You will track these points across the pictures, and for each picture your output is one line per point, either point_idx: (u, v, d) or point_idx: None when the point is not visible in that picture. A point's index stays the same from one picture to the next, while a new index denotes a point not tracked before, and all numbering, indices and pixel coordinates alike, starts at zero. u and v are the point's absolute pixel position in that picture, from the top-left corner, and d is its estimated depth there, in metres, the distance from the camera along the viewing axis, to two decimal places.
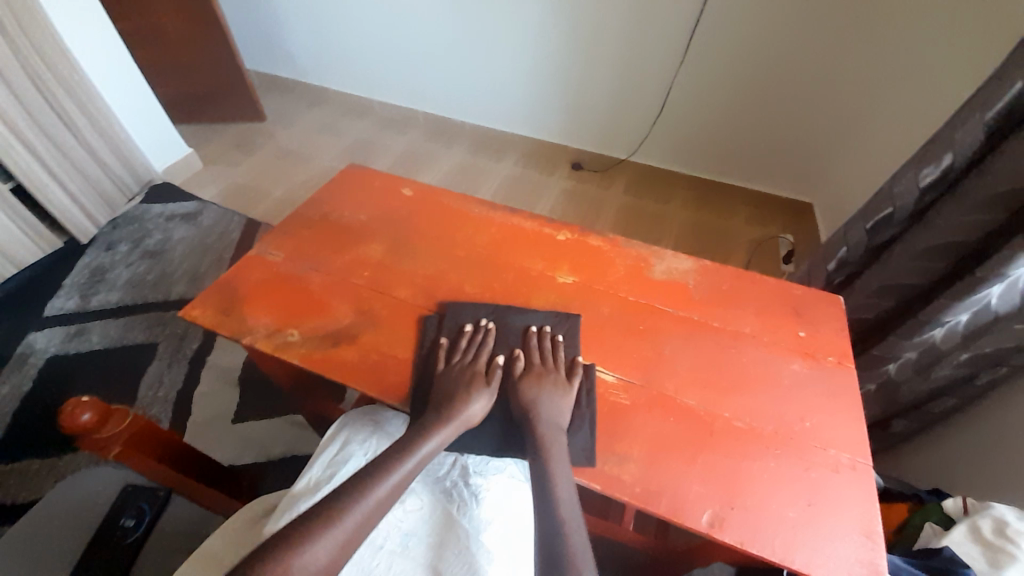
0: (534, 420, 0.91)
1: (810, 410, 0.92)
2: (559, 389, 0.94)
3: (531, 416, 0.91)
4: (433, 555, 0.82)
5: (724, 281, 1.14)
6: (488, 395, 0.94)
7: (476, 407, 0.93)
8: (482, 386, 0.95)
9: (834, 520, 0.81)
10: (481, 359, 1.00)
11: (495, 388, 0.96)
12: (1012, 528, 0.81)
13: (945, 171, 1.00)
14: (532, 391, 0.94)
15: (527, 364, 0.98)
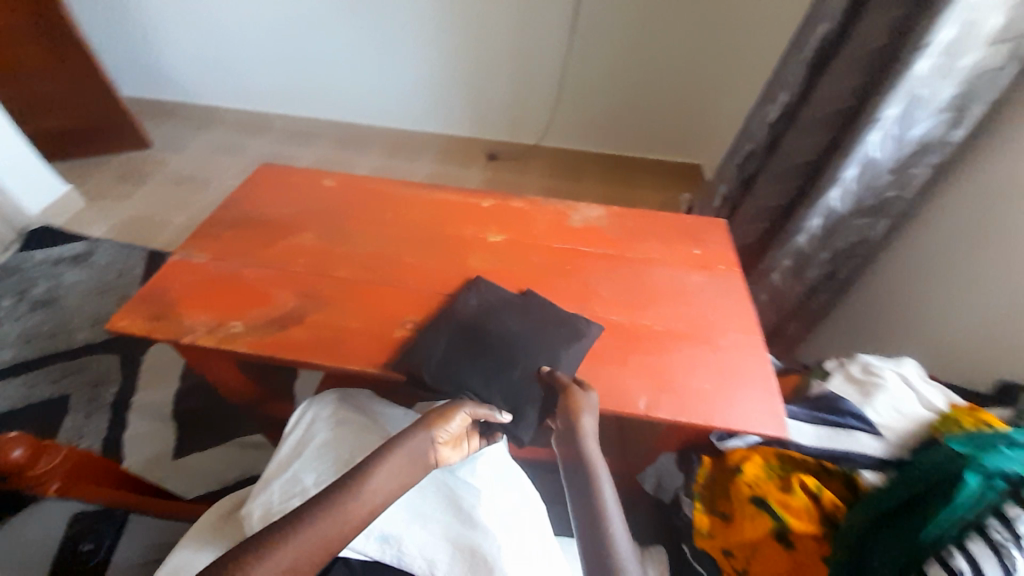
0: (586, 453, 0.71)
1: (713, 306, 0.95)
2: (591, 414, 0.75)
3: (583, 449, 0.71)
4: (419, 500, 0.73)
5: (631, 219, 1.14)
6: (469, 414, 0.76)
7: (454, 425, 0.74)
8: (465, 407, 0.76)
9: (741, 383, 0.84)
10: (485, 385, 0.81)
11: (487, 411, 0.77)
12: (875, 368, 0.90)
13: (785, 106, 1.31)
14: (586, 422, 0.74)
15: (570, 387, 0.77)
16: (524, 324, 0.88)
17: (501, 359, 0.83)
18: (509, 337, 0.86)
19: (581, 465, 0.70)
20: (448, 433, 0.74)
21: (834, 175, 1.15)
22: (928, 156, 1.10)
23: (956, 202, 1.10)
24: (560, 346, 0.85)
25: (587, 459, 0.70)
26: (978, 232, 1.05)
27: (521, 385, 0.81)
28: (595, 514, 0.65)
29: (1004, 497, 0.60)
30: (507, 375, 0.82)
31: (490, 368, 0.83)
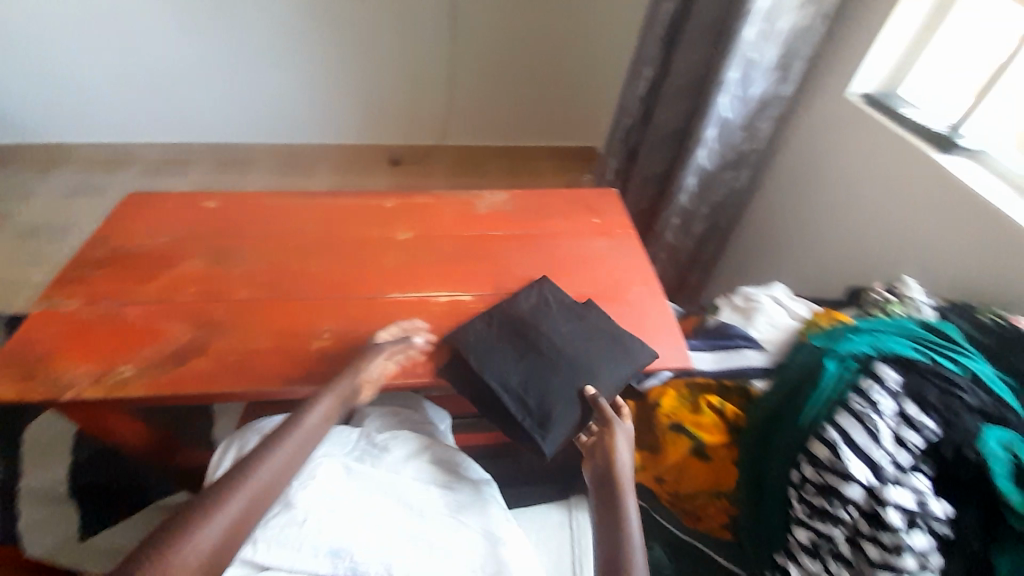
0: (619, 481, 0.70)
1: (616, 267, 1.03)
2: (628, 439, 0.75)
3: (617, 477, 0.71)
4: (363, 507, 0.71)
5: (533, 200, 1.19)
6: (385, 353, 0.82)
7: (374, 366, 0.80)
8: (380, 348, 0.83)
9: (649, 329, 0.93)
10: (521, 391, 0.79)
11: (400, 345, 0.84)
12: (753, 296, 1.02)
13: (651, 80, 1.45)
14: (620, 449, 0.73)
15: (610, 418, 0.75)
16: (573, 329, 0.87)
17: (547, 365, 0.82)
18: (560, 340, 0.85)
19: (614, 492, 0.69)
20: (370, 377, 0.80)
21: (700, 135, 1.29)
22: (769, 111, 1.29)
23: (795, 148, 1.31)
24: (607, 351, 0.84)
25: (620, 487, 0.69)
26: (814, 170, 1.24)
27: (560, 394, 0.79)
28: (616, 532, 0.65)
29: (857, 373, 0.71)
30: (548, 381, 0.80)
31: (534, 369, 0.81)
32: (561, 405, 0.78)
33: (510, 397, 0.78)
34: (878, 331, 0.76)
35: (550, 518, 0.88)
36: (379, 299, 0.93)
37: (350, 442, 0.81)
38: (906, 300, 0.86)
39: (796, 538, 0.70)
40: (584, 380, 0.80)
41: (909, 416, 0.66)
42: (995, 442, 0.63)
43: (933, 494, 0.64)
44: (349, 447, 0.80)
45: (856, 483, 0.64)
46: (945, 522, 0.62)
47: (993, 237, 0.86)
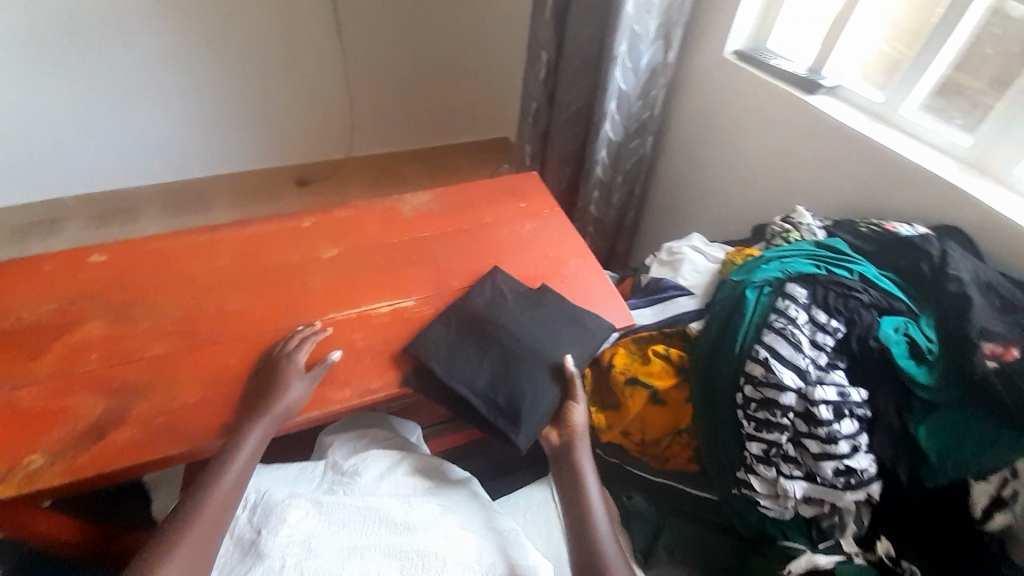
0: (576, 449, 0.78)
1: (550, 247, 1.06)
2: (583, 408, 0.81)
3: (575, 446, 0.79)
4: (344, 538, 0.68)
5: (456, 195, 1.17)
6: (303, 375, 0.79)
7: (295, 389, 0.77)
8: (296, 369, 0.79)
9: (590, 299, 0.97)
10: (490, 392, 0.79)
11: (319, 368, 0.80)
12: (675, 249, 1.09)
13: (548, 62, 1.49)
14: (579, 414, 0.80)
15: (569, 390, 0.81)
16: (532, 315, 0.88)
17: (509, 359, 0.82)
18: (516, 331, 0.85)
19: (570, 467, 0.77)
20: (294, 399, 0.76)
21: (603, 109, 1.35)
22: (659, 79, 1.37)
23: (688, 110, 1.41)
24: (562, 328, 0.87)
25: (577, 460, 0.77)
26: (708, 127, 1.35)
27: (531, 383, 0.79)
28: (580, 513, 0.73)
29: (772, 295, 0.80)
30: (516, 375, 0.80)
31: (495, 365, 0.82)
32: (531, 397, 0.78)
33: (479, 399, 0.78)
34: (784, 257, 0.86)
35: (534, 496, 0.90)
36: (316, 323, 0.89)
37: (317, 477, 0.78)
38: (801, 227, 0.96)
39: (750, 452, 0.76)
40: (560, 363, 0.82)
41: (820, 322, 0.75)
42: (891, 329, 0.74)
43: (851, 385, 0.74)
44: (316, 481, 0.77)
45: (789, 390, 0.72)
46: (864, 404, 0.72)
47: (864, 161, 0.99)
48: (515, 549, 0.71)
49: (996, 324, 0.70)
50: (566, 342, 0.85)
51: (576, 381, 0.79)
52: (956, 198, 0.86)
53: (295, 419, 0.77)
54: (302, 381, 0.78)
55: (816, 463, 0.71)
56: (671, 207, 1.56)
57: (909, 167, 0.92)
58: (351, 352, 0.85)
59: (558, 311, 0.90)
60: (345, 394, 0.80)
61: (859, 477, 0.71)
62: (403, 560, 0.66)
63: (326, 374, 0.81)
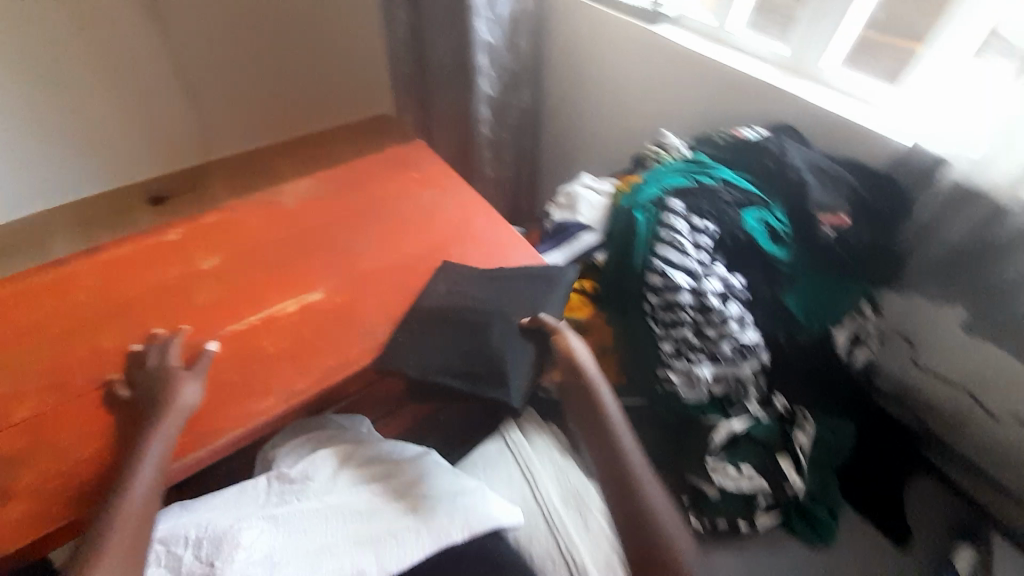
0: (585, 376, 0.79)
1: (452, 211, 1.05)
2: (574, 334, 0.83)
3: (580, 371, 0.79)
4: (310, 543, 0.66)
5: (343, 177, 1.10)
6: (191, 375, 0.74)
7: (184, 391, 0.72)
8: (179, 373, 0.74)
9: (503, 252, 0.98)
10: (466, 366, 0.78)
11: (201, 364, 0.76)
12: (570, 191, 1.14)
13: (410, 23, 1.43)
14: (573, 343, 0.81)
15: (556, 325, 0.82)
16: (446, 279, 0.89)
17: (475, 328, 0.82)
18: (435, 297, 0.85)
19: (583, 388, 0.78)
20: (185, 401, 0.72)
21: (474, 65, 1.34)
22: (523, 28, 1.37)
23: (557, 56, 1.43)
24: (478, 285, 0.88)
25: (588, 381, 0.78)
26: (578, 70, 1.39)
27: (508, 342, 0.80)
28: (603, 427, 0.74)
29: (657, 211, 0.88)
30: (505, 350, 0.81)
31: (465, 337, 0.81)
32: (512, 357, 0.79)
33: (455, 377, 0.78)
34: (660, 176, 0.95)
35: (488, 449, 0.94)
36: (195, 333, 0.82)
37: (262, 493, 0.73)
38: (670, 149, 1.06)
39: (664, 350, 0.85)
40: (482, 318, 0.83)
41: (697, 226, 0.85)
42: (753, 219, 0.86)
43: (731, 274, 0.85)
44: (262, 497, 0.72)
45: (684, 289, 0.81)
46: (743, 287, 0.84)
47: (710, 79, 1.09)
48: (487, 504, 0.75)
49: (827, 197, 0.84)
50: (538, 299, 0.86)
51: (544, 318, 0.82)
52: (787, 102, 0.99)
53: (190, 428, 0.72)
54: (190, 380, 0.74)
55: (716, 345, 0.82)
56: (560, 154, 1.60)
57: (748, 80, 1.03)
58: (264, 362, 0.79)
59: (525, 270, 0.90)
60: (269, 404, 0.75)
61: (750, 347, 0.82)
62: (376, 544, 0.66)
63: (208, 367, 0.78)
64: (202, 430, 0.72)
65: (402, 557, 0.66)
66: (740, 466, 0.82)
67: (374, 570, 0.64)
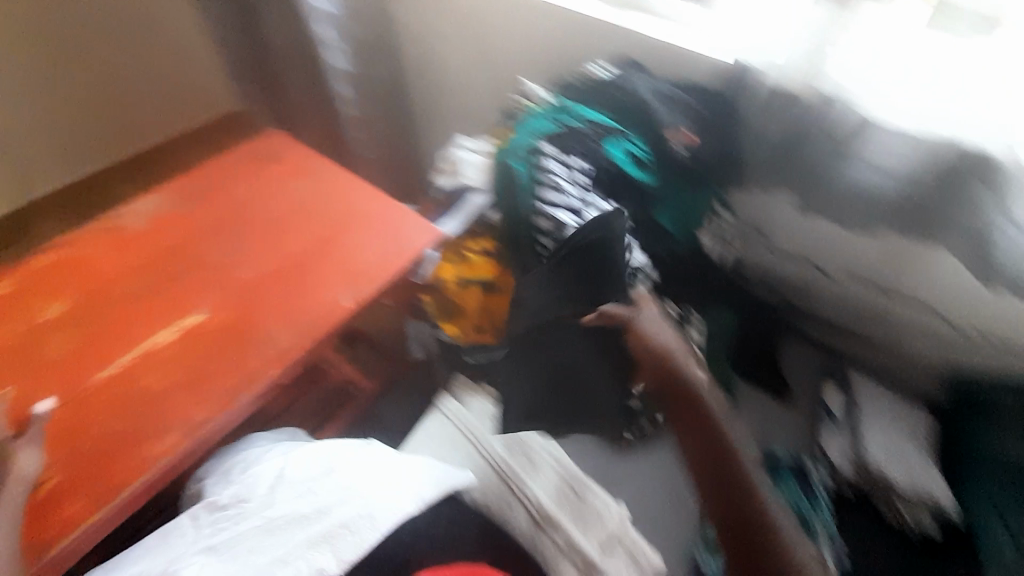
0: (675, 364, 0.77)
1: (328, 197, 0.98)
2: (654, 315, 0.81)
3: (670, 361, 0.77)
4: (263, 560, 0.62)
5: (197, 184, 0.99)
6: (25, 442, 0.64)
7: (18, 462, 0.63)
8: (10, 445, 0.64)
9: (392, 229, 0.94)
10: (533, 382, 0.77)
11: (36, 427, 0.66)
12: (452, 156, 1.14)
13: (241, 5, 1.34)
14: (657, 335, 0.79)
15: (627, 317, 0.80)
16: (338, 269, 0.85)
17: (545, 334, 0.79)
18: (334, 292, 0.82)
19: (678, 380, 0.76)
20: (28, 474, 0.63)
21: (316, 37, 1.39)
22: None
23: (407, 21, 1.38)
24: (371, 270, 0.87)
25: (682, 371, 0.76)
26: (431, 33, 1.35)
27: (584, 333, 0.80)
28: (706, 423, 0.73)
29: (533, 157, 0.92)
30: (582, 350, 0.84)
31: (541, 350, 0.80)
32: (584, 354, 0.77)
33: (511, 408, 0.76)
34: (527, 121, 1.00)
35: (430, 426, 0.93)
36: (24, 392, 0.73)
37: (191, 528, 0.68)
38: (533, 98, 1.08)
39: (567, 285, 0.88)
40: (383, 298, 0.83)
41: (571, 165, 0.91)
42: (618, 150, 0.93)
43: (610, 204, 0.91)
44: (193, 533, 0.67)
45: (571, 226, 0.88)
46: (622, 215, 0.90)
47: (558, 25, 1.13)
48: (434, 475, 0.75)
49: (671, 118, 0.94)
50: (603, 288, 0.83)
51: (612, 313, 0.80)
52: (628, 37, 1.06)
53: (36, 508, 0.66)
54: (24, 451, 0.64)
55: None
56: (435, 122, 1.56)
57: (591, 21, 1.09)
58: (147, 404, 0.73)
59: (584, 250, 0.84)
60: (169, 444, 0.70)
61: (637, 266, 0.89)
62: (332, 541, 0.64)
63: (50, 429, 0.70)
64: (75, 498, 0.66)
65: (360, 545, 0.64)
66: None
67: (334, 567, 0.62)
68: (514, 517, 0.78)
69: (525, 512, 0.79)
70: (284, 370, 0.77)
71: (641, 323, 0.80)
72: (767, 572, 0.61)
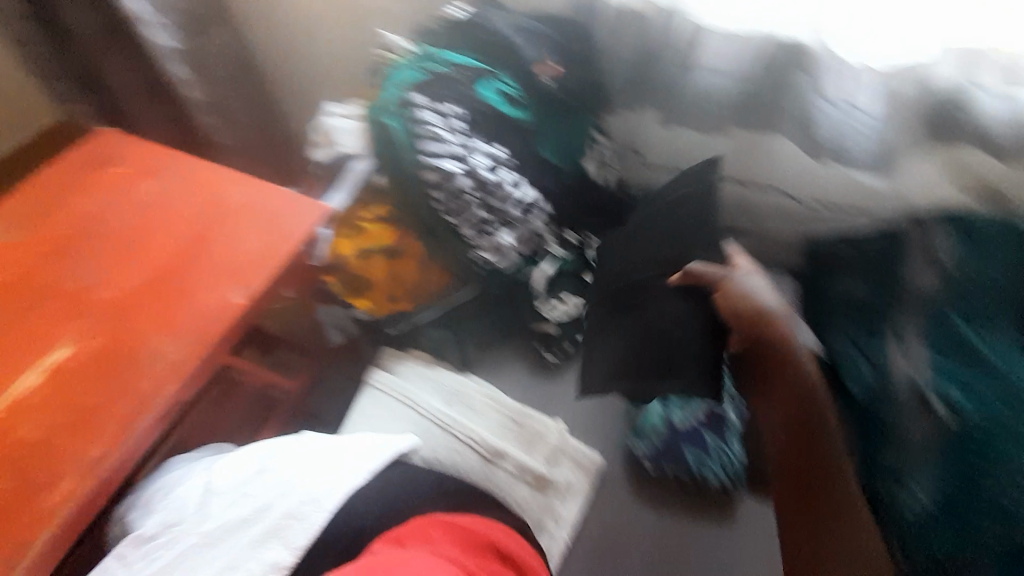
0: (773, 317, 0.84)
1: (189, 192, 0.88)
2: (752, 274, 0.88)
3: (765, 313, 0.84)
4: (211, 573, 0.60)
5: (21, 208, 0.85)
6: None
7: None
8: None
9: (271, 212, 0.86)
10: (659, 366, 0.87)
11: None
12: (323, 125, 1.06)
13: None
14: (754, 290, 0.86)
15: (721, 277, 0.87)
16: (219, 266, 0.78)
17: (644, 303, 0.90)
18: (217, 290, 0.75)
19: (772, 331, 0.83)
20: None
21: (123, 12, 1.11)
22: None
23: None
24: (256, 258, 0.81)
25: (780, 324, 0.83)
26: None
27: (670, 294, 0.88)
28: (797, 374, 0.80)
29: (405, 110, 0.88)
30: (680, 310, 0.88)
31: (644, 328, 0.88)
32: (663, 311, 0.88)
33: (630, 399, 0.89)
34: (392, 73, 0.93)
35: (365, 404, 0.89)
36: None
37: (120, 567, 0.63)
38: (393, 49, 1.03)
39: (468, 235, 0.90)
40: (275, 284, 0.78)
41: (445, 112, 0.89)
42: (489, 90, 0.92)
43: (492, 147, 0.92)
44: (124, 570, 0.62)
45: (458, 173, 0.87)
46: (505, 157, 0.92)
47: None
48: (374, 445, 0.73)
49: (534, 52, 0.94)
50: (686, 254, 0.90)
51: (705, 271, 0.87)
52: None
53: None
54: None
55: (505, 212, 0.90)
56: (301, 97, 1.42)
57: None
58: (28, 458, 0.64)
59: (679, 210, 0.93)
60: (66, 490, 0.63)
61: (529, 204, 0.93)
62: (278, 536, 0.62)
63: None
64: None
65: (310, 530, 0.63)
66: (561, 297, 0.99)
67: (288, 558, 0.61)
68: (465, 461, 0.83)
69: (473, 452, 0.84)
70: (180, 382, 0.70)
71: (739, 282, 0.86)
72: (818, 495, 0.75)
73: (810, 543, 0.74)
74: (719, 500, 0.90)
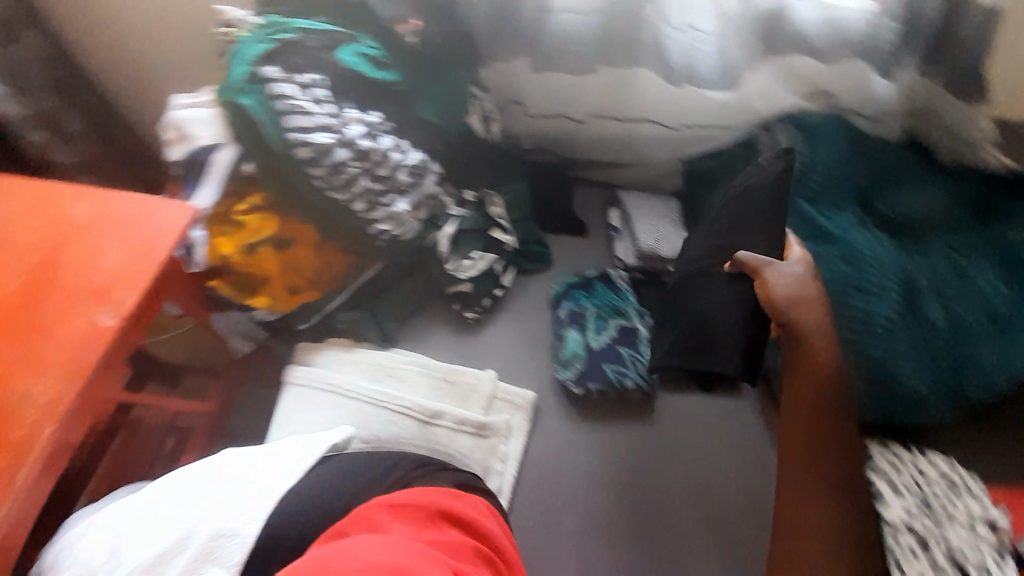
0: (819, 312, 0.79)
1: (18, 217, 0.75)
2: (801, 265, 0.83)
3: (811, 306, 0.80)
4: None
5: None
6: None
7: None
8: None
9: (128, 222, 0.76)
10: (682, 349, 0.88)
11: None
12: (176, 120, 0.94)
13: None
14: (801, 280, 0.82)
15: (764, 265, 0.83)
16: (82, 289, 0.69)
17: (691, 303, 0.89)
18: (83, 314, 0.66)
19: (819, 325, 0.79)
20: None
21: None
22: None
23: None
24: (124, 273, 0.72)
25: (826, 318, 0.79)
26: None
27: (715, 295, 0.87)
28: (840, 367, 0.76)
29: (260, 87, 0.82)
30: (726, 297, 0.86)
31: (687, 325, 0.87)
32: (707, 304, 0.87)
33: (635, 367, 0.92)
34: (240, 49, 0.86)
35: (292, 399, 0.85)
36: None
37: None
38: (236, 24, 0.93)
39: (360, 210, 0.87)
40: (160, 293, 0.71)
41: (304, 83, 0.84)
42: (350, 54, 0.89)
43: (366, 114, 0.89)
44: None
45: (334, 145, 0.83)
46: (381, 122, 0.89)
47: None
48: (307, 445, 0.72)
49: (389, 10, 0.93)
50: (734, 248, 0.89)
51: (745, 260, 0.84)
52: None
53: None
54: None
55: (394, 178, 0.88)
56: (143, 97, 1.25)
57: None
58: None
59: (744, 201, 0.93)
60: None
61: (418, 167, 0.91)
62: (210, 559, 0.58)
63: None
64: None
65: (245, 544, 0.59)
66: (471, 256, 0.98)
67: None
68: (404, 431, 0.83)
69: (410, 419, 0.84)
70: (60, 422, 0.62)
71: (782, 271, 0.83)
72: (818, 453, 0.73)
73: (792, 489, 0.73)
74: (638, 405, 0.93)
